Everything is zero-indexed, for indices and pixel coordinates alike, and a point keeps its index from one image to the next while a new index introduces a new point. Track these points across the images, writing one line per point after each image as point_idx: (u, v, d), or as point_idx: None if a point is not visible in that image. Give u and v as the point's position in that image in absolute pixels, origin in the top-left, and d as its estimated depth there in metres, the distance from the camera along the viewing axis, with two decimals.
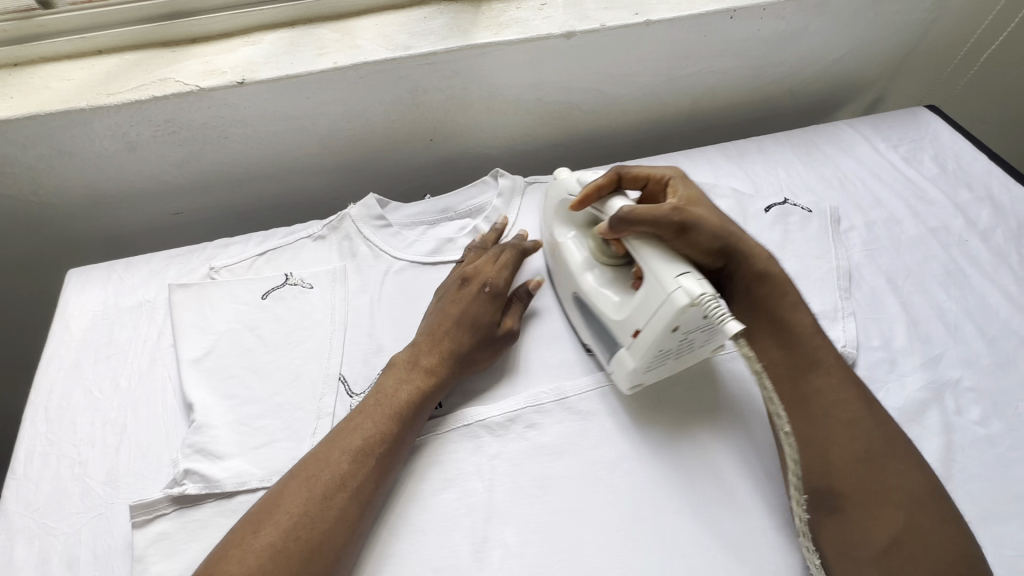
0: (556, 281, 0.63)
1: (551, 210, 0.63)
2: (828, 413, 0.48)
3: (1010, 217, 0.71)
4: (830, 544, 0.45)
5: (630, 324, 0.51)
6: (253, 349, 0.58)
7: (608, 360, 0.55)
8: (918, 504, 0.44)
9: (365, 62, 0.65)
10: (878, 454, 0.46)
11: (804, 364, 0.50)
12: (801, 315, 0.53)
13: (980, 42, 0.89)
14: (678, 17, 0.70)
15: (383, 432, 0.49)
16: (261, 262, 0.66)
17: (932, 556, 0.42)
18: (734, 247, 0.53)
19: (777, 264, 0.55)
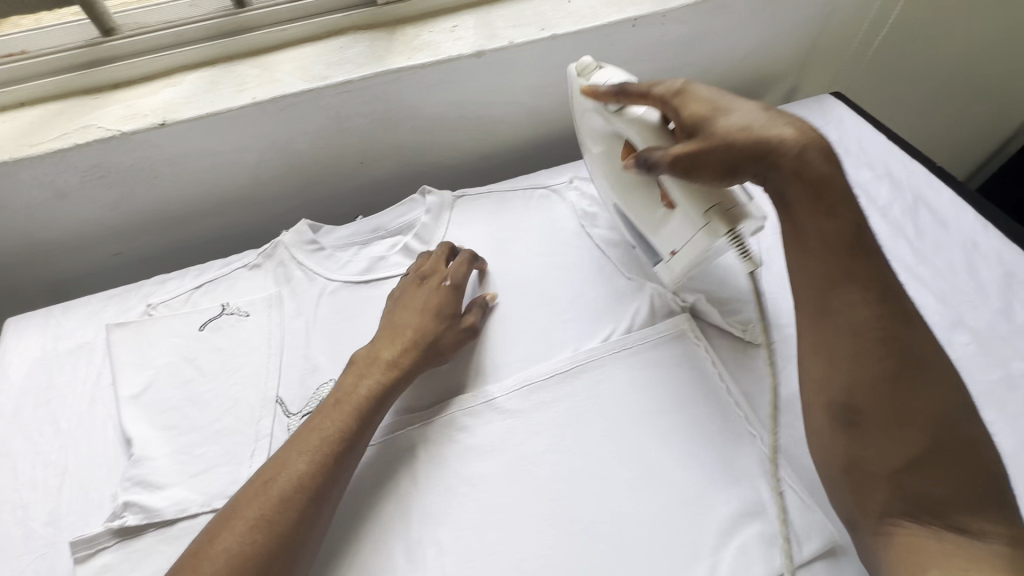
0: (598, 185, 0.67)
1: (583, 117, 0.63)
2: (857, 329, 0.46)
3: (906, 192, 0.76)
4: (844, 459, 0.47)
5: (667, 244, 0.58)
6: (191, 380, 0.60)
7: (654, 263, 0.63)
8: (943, 427, 0.44)
9: (283, 96, 0.68)
10: (905, 374, 0.45)
11: (835, 276, 0.48)
12: (837, 222, 0.48)
13: (877, 30, 0.95)
14: (582, 30, 0.74)
15: (354, 418, 0.53)
16: (197, 295, 0.68)
17: (951, 474, 0.43)
18: (750, 157, 0.49)
19: (811, 158, 0.48)
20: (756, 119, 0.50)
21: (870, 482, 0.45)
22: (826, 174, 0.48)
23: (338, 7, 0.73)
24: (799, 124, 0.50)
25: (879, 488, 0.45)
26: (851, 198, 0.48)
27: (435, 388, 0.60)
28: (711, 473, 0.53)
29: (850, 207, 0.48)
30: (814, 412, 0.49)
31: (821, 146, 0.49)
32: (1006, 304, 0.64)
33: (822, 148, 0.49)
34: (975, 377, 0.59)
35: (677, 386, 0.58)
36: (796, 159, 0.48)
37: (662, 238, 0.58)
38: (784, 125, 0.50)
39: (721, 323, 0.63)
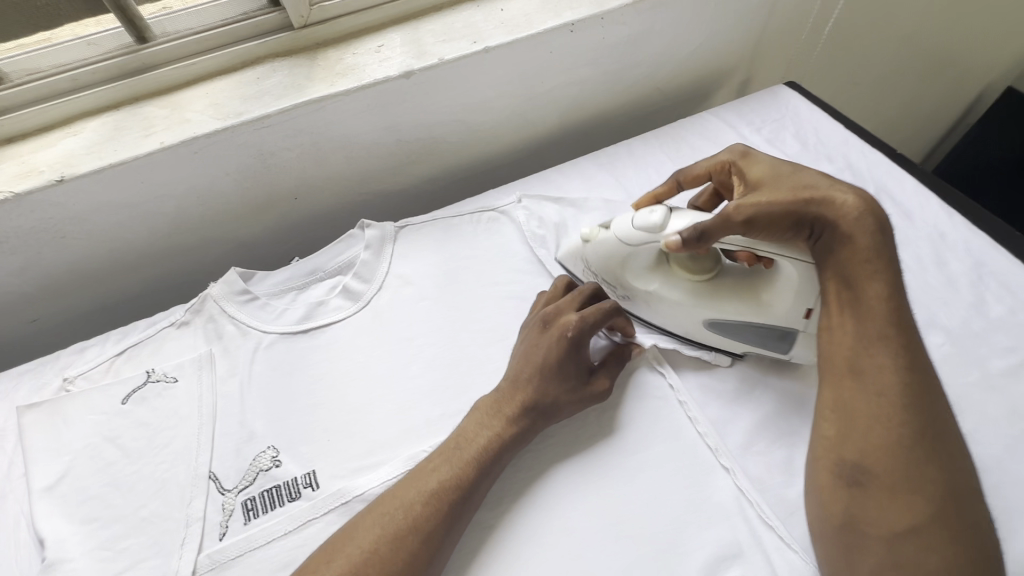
0: (662, 321, 0.61)
1: (617, 269, 0.60)
2: (883, 392, 0.44)
3: (868, 183, 0.73)
4: (841, 517, 0.43)
5: (797, 310, 0.53)
6: (114, 462, 0.54)
7: (786, 352, 0.56)
8: (950, 502, 0.41)
9: (195, 137, 0.62)
10: (924, 445, 0.42)
11: (866, 335, 0.46)
12: (877, 286, 0.46)
13: (826, 14, 0.92)
14: (517, 40, 0.69)
15: (424, 515, 0.45)
16: (120, 362, 0.61)
17: (953, 550, 0.39)
18: (809, 214, 0.49)
19: (866, 220, 0.47)
20: (818, 180, 0.51)
21: (864, 543, 0.42)
22: (872, 242, 0.47)
23: (251, 35, 0.68)
24: (861, 193, 0.49)
25: (874, 550, 0.41)
26: (891, 268, 0.47)
27: (381, 445, 0.55)
28: (684, 516, 0.49)
29: (892, 274, 0.47)
30: (818, 466, 0.45)
31: (879, 215, 0.48)
32: (977, 297, 0.62)
33: (875, 213, 0.48)
34: (952, 380, 0.56)
35: (640, 420, 0.55)
36: (854, 223, 0.47)
37: (788, 309, 0.53)
38: (843, 189, 0.49)
39: (684, 348, 0.60)
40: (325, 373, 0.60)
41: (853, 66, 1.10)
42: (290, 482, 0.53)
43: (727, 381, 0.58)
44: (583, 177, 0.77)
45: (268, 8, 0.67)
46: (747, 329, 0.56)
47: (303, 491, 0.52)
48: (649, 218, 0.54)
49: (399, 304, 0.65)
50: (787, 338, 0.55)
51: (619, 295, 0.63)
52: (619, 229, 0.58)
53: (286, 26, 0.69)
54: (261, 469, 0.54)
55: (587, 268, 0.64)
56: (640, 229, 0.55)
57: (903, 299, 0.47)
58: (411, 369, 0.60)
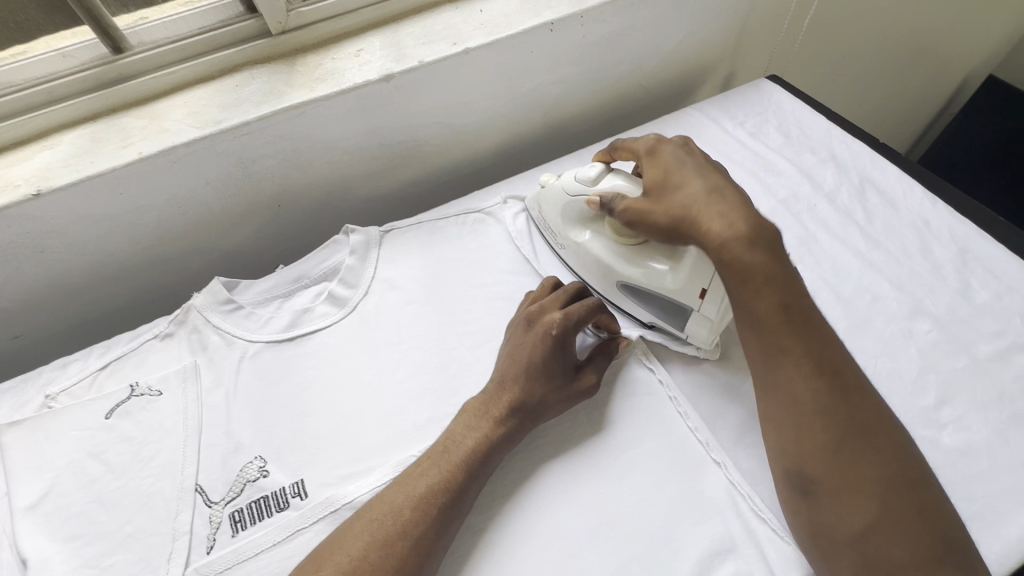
0: (587, 276, 0.65)
1: (558, 218, 0.64)
2: (799, 403, 0.44)
3: (852, 174, 0.73)
4: (806, 525, 0.43)
5: (693, 287, 0.54)
6: (98, 478, 0.53)
7: (682, 326, 0.57)
8: (892, 492, 0.40)
9: (173, 147, 0.61)
10: (852, 442, 0.42)
11: (772, 350, 0.46)
12: (768, 298, 0.46)
13: (805, 7, 0.93)
14: (496, 40, 0.69)
15: (413, 520, 0.44)
16: (103, 377, 0.60)
17: (910, 540, 0.39)
18: (680, 231, 0.50)
19: (737, 242, 0.46)
20: (699, 198, 0.50)
21: (833, 547, 0.42)
22: (752, 256, 0.46)
23: (229, 42, 0.67)
24: (732, 218, 0.47)
25: (842, 554, 0.41)
26: (782, 272, 0.47)
27: (370, 451, 0.54)
28: (676, 512, 0.49)
29: (783, 279, 0.46)
30: (773, 480, 0.46)
31: (752, 234, 0.47)
32: (963, 283, 0.62)
33: (748, 231, 0.47)
34: (940, 366, 0.56)
35: (630, 417, 0.54)
36: (719, 247, 0.47)
37: (683, 285, 0.54)
38: (715, 211, 0.48)
39: (674, 343, 0.59)
40: (312, 380, 0.60)
41: (835, 59, 1.11)
42: (278, 492, 0.52)
43: (717, 374, 0.57)
44: (568, 176, 0.77)
45: (245, 16, 0.67)
46: (653, 297, 0.58)
47: (291, 501, 0.51)
48: (588, 171, 0.59)
49: (386, 309, 0.65)
50: (684, 313, 0.56)
51: (558, 244, 0.67)
52: (565, 180, 0.62)
53: (264, 32, 0.68)
54: (249, 480, 0.53)
55: (540, 214, 0.68)
56: (579, 181, 0.60)
57: (802, 299, 0.46)
58: (399, 373, 0.59)
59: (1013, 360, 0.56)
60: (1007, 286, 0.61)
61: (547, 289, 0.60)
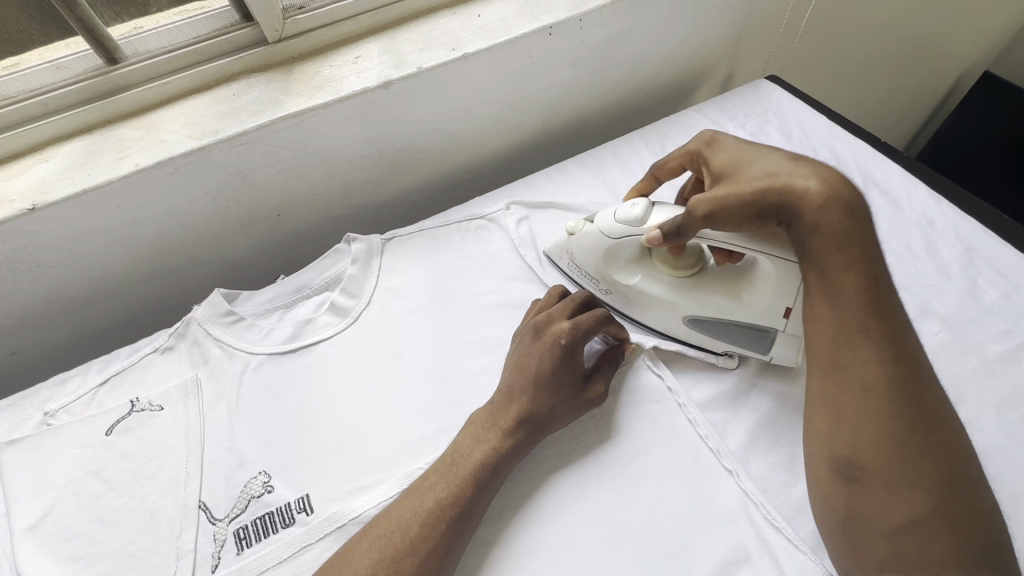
0: (642, 317, 0.62)
1: (601, 264, 0.61)
2: (868, 387, 0.42)
3: (855, 174, 0.73)
4: (842, 511, 0.43)
5: (777, 309, 0.53)
6: (100, 496, 0.52)
7: (762, 350, 0.56)
8: (948, 491, 0.40)
9: (170, 158, 0.61)
10: (914, 435, 0.41)
11: (847, 330, 0.43)
12: (855, 275, 0.43)
13: (803, 7, 0.93)
14: (495, 45, 0.68)
15: (421, 536, 0.44)
16: (103, 393, 0.59)
17: (954, 539, 0.38)
18: (772, 204, 0.47)
19: (838, 205, 0.44)
20: (782, 166, 0.49)
21: (866, 535, 0.41)
22: (848, 230, 0.44)
23: (225, 51, 0.66)
24: (827, 177, 0.46)
25: (876, 542, 0.41)
26: (871, 252, 0.44)
27: (376, 464, 0.53)
28: (689, 520, 0.48)
29: (871, 259, 0.44)
30: (817, 463, 0.45)
31: (854, 199, 0.45)
32: (970, 283, 0.61)
33: (848, 199, 0.45)
34: (951, 368, 0.55)
35: (640, 426, 0.54)
36: (820, 210, 0.44)
37: (767, 307, 0.54)
38: (808, 173, 0.47)
39: (682, 350, 0.59)
40: (316, 393, 0.59)
41: (833, 58, 1.10)
42: (284, 508, 0.51)
43: (726, 380, 0.57)
44: (570, 180, 0.77)
45: (241, 24, 0.66)
46: (726, 327, 0.57)
47: (297, 517, 0.51)
48: (631, 211, 0.55)
49: (389, 318, 0.64)
50: (765, 337, 0.56)
51: (601, 290, 0.64)
52: (603, 221, 0.58)
53: (261, 40, 0.68)
54: (253, 495, 0.52)
55: (571, 260, 0.64)
56: (622, 222, 0.56)
57: (886, 284, 0.44)
58: (404, 384, 0.59)
59: None
60: (1015, 285, 0.61)
61: (553, 298, 0.59)
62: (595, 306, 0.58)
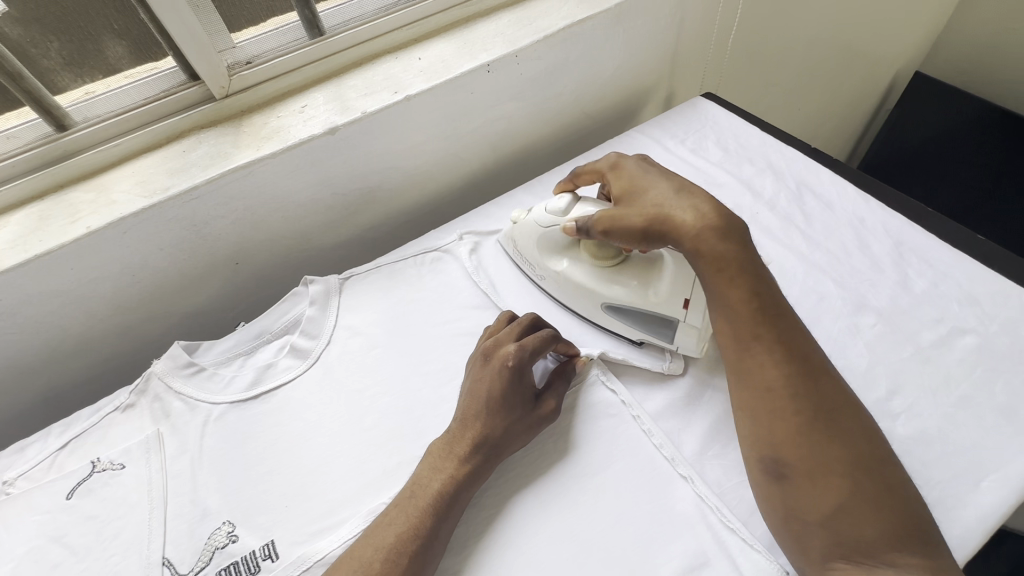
0: (567, 301, 0.66)
1: (534, 249, 0.67)
2: (772, 387, 0.45)
3: (789, 179, 0.77)
4: (781, 509, 0.44)
5: (680, 296, 0.57)
6: (61, 563, 0.51)
7: (665, 338, 0.60)
8: (862, 472, 0.42)
9: (122, 217, 0.62)
10: (822, 424, 0.44)
11: (744, 338, 0.48)
12: (739, 288, 0.48)
13: (729, 27, 0.98)
14: (435, 86, 0.72)
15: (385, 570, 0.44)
16: (63, 456, 0.59)
17: (878, 518, 0.40)
18: (655, 231, 0.51)
19: (710, 232, 0.49)
20: (665, 198, 0.53)
21: (805, 530, 0.43)
22: (724, 248, 0.48)
23: (175, 109, 0.68)
24: (703, 208, 0.50)
25: (814, 534, 0.42)
26: (753, 267, 0.49)
27: (340, 503, 0.54)
28: (648, 531, 0.49)
29: (752, 272, 0.49)
30: (746, 467, 0.47)
31: (724, 224, 0.49)
32: (901, 274, 0.65)
33: (719, 224, 0.49)
34: (888, 358, 0.58)
35: (596, 441, 0.55)
36: (695, 238, 0.49)
37: (669, 295, 0.57)
38: (687, 206, 0.51)
39: (633, 361, 0.60)
40: (279, 437, 0.59)
41: (767, 71, 1.17)
42: (249, 556, 0.51)
43: (677, 389, 0.59)
44: (521, 207, 0.79)
45: (189, 83, 0.68)
46: (637, 312, 0.61)
47: (262, 564, 0.50)
48: (557, 203, 0.62)
49: (349, 356, 0.65)
50: (669, 327, 0.59)
51: (536, 273, 0.68)
52: (538, 212, 0.65)
53: (210, 97, 0.70)
54: (217, 547, 0.52)
55: (513, 246, 0.70)
56: (551, 213, 0.63)
57: (772, 291, 0.49)
58: (366, 421, 0.59)
59: (955, 344, 0.58)
60: (942, 273, 0.64)
61: (503, 324, 0.61)
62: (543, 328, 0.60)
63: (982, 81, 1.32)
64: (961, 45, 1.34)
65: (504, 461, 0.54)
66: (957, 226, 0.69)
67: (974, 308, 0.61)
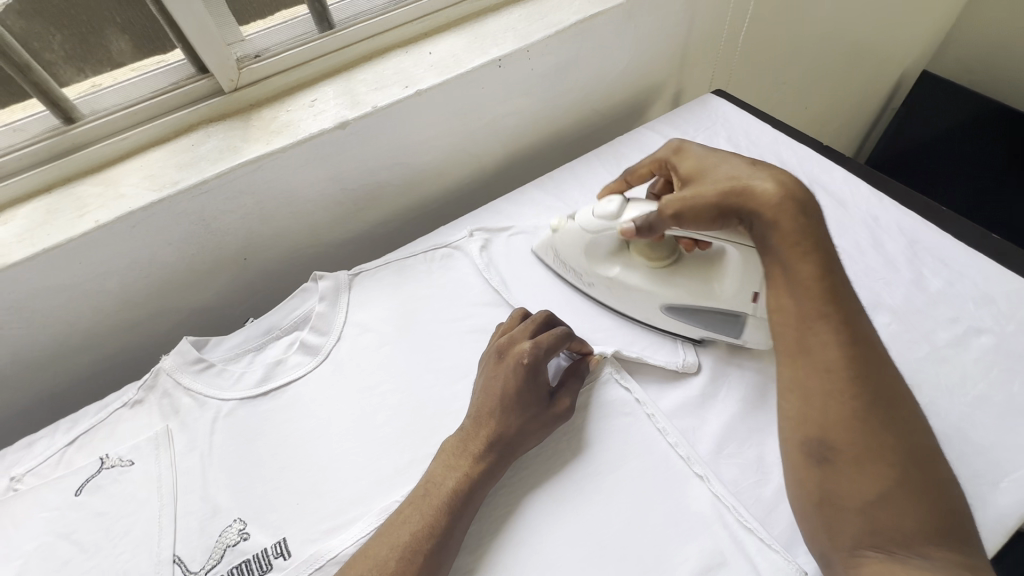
0: (624, 308, 0.65)
1: (583, 258, 0.65)
2: (832, 367, 0.44)
3: (801, 177, 0.76)
4: (816, 492, 0.44)
5: (747, 293, 0.56)
6: (70, 560, 0.51)
7: (738, 334, 0.59)
8: (913, 463, 0.41)
9: (130, 212, 0.61)
10: (879, 411, 0.42)
11: (809, 314, 0.45)
12: (810, 265, 0.46)
13: (739, 24, 0.98)
14: (446, 81, 0.71)
15: (399, 569, 0.44)
16: (71, 452, 0.58)
17: (920, 511, 0.40)
18: (732, 202, 0.50)
19: (789, 205, 0.48)
20: (742, 171, 0.52)
21: (839, 515, 0.42)
22: (804, 223, 0.47)
23: (183, 103, 0.68)
24: (783, 179, 0.49)
25: (850, 521, 0.42)
26: (825, 247, 0.47)
27: (352, 501, 0.53)
28: (664, 530, 0.48)
29: (824, 252, 0.47)
30: (788, 448, 0.46)
31: (804, 200, 0.48)
32: (916, 273, 0.64)
33: (802, 199, 0.48)
34: (904, 357, 0.57)
35: (610, 440, 0.54)
36: (775, 209, 0.48)
37: (736, 291, 0.57)
38: (765, 176, 0.50)
39: (647, 359, 0.60)
40: (289, 434, 0.59)
41: (776, 69, 1.16)
42: (260, 554, 0.50)
43: (692, 387, 0.58)
44: (531, 203, 0.79)
45: (197, 76, 0.67)
46: (702, 312, 0.60)
47: (274, 562, 0.50)
48: (607, 207, 0.60)
49: (360, 352, 0.64)
50: (738, 322, 0.59)
51: (586, 283, 0.67)
52: (583, 218, 0.63)
53: (218, 91, 0.69)
54: (228, 544, 0.51)
55: (555, 256, 0.69)
56: (599, 217, 0.61)
57: (841, 273, 0.47)
58: (377, 419, 0.59)
59: (971, 344, 0.58)
60: (957, 272, 0.64)
61: (516, 321, 0.60)
62: (556, 325, 0.59)
63: (991, 80, 1.32)
64: (969, 43, 1.33)
65: (519, 459, 0.53)
66: (971, 224, 0.69)
67: (989, 307, 0.60)
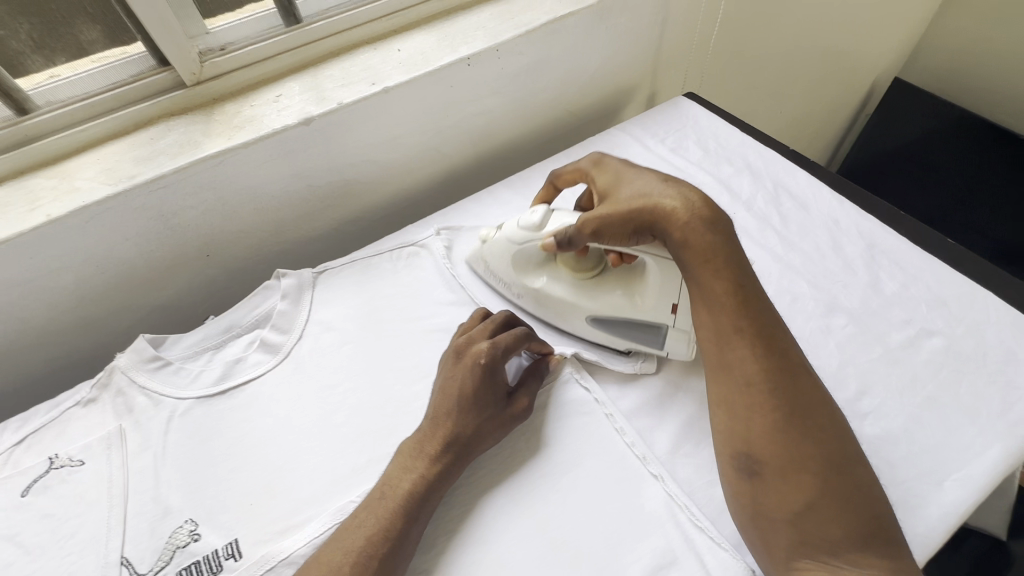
0: (551, 318, 0.66)
1: (510, 268, 0.66)
2: (751, 382, 0.46)
3: (766, 180, 0.77)
4: (749, 505, 0.44)
5: (666, 304, 0.57)
6: (12, 563, 0.49)
7: (659, 345, 0.59)
8: (834, 471, 0.42)
9: (85, 206, 0.60)
10: (796, 419, 0.44)
11: (726, 331, 0.48)
12: (723, 280, 0.48)
13: (711, 28, 0.99)
14: (414, 78, 0.70)
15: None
16: (19, 452, 0.57)
17: (842, 516, 0.41)
18: (646, 221, 0.52)
19: (698, 224, 0.49)
20: (652, 186, 0.53)
21: (771, 527, 0.43)
22: (712, 240, 0.49)
23: (143, 96, 0.66)
24: (689, 194, 0.51)
25: (782, 532, 0.42)
26: (738, 262, 0.49)
27: (308, 501, 0.53)
28: (618, 529, 0.49)
29: (736, 265, 0.49)
30: (721, 460, 0.47)
31: (710, 215, 0.50)
32: (872, 277, 0.65)
33: (710, 214, 0.50)
34: (857, 359, 0.58)
35: (567, 440, 0.54)
36: (684, 228, 0.50)
37: (656, 304, 0.57)
38: (673, 193, 0.51)
39: (605, 362, 0.60)
40: (245, 434, 0.58)
41: (750, 73, 1.17)
42: (211, 555, 0.49)
43: (651, 388, 0.59)
44: (499, 202, 0.79)
45: (158, 69, 0.66)
46: (626, 324, 0.61)
47: (225, 563, 0.49)
48: (531, 218, 0.61)
49: (321, 351, 0.64)
50: (659, 333, 0.59)
51: (515, 294, 0.67)
52: (509, 229, 0.64)
53: (179, 84, 0.68)
54: (178, 546, 0.50)
55: (485, 267, 0.69)
56: (523, 228, 0.62)
57: (754, 286, 0.49)
58: (336, 418, 0.58)
59: (922, 346, 0.59)
60: (912, 276, 0.65)
61: (477, 322, 0.60)
62: (516, 326, 0.60)
63: (961, 86, 1.34)
64: (939, 51, 1.37)
65: (476, 461, 0.53)
66: (928, 230, 0.70)
67: (940, 310, 0.62)
